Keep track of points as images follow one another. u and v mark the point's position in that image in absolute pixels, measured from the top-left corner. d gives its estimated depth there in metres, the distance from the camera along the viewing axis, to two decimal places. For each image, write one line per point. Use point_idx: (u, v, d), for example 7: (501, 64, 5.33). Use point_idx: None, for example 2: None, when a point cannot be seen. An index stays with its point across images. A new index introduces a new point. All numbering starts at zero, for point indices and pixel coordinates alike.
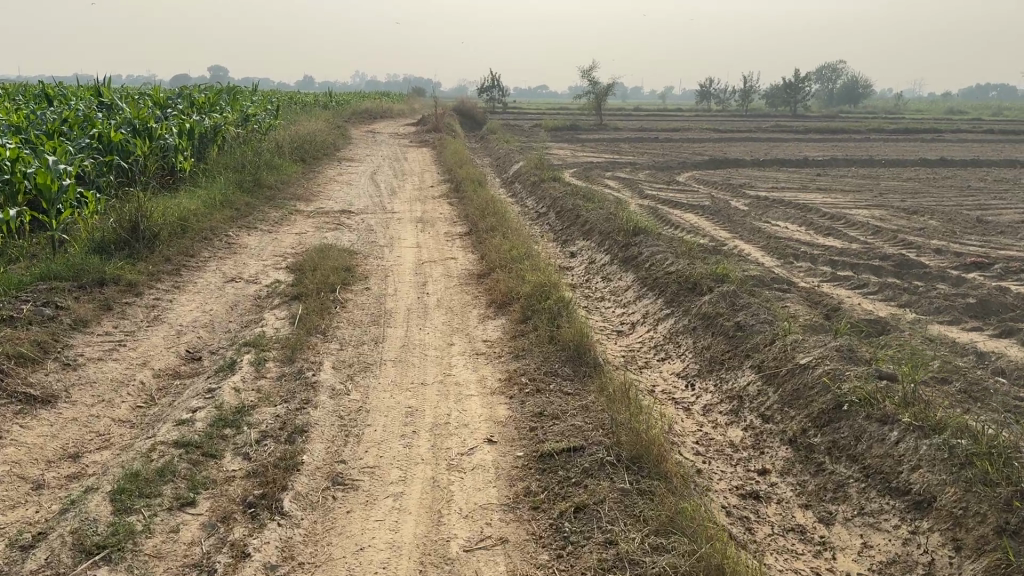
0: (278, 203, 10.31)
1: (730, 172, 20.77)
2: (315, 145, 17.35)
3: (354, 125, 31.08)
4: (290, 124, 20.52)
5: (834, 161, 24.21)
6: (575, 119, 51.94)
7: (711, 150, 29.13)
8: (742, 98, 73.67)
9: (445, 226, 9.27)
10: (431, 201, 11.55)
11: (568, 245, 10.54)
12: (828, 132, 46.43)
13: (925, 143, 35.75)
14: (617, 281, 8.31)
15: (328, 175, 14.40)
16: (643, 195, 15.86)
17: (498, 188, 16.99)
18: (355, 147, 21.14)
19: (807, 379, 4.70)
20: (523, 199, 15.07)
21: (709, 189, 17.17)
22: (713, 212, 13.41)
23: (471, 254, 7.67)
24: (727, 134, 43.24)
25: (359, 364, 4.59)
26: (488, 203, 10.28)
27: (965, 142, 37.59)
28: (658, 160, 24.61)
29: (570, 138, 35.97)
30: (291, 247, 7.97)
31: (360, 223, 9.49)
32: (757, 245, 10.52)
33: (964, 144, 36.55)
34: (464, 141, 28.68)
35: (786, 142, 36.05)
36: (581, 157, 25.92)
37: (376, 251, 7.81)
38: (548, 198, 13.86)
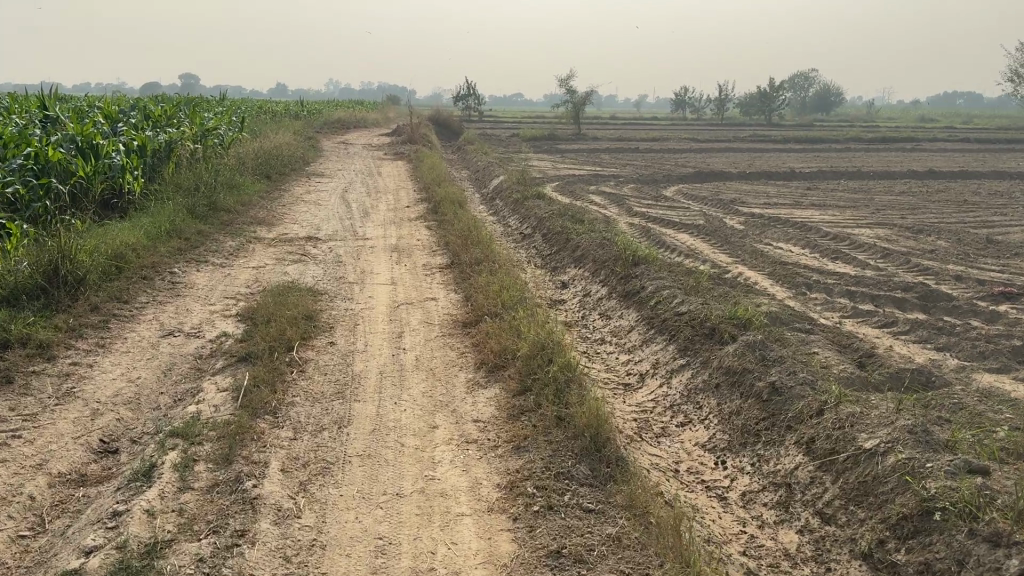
0: (236, 230, 9.28)
1: (718, 185, 20.01)
2: (281, 161, 16.28)
3: (325, 136, 29.98)
4: (257, 137, 19.45)
5: (822, 173, 23.52)
6: (553, 128, 51.13)
7: (694, 161, 28.37)
8: (719, 106, 73.51)
9: (423, 256, 8.29)
10: (406, 224, 10.57)
11: (558, 273, 9.60)
12: (807, 141, 45.99)
13: (907, 153, 35.43)
14: (617, 320, 7.39)
15: (294, 194, 13.37)
16: (633, 213, 14.97)
17: (479, 205, 16.04)
18: (326, 161, 20.08)
19: (878, 472, 3.82)
20: (505, 219, 14.13)
21: (700, 204, 16.36)
22: (709, 232, 12.56)
23: (453, 293, 6.70)
24: (707, 143, 42.60)
25: (316, 461, 3.60)
26: (469, 227, 9.31)
27: (947, 152, 37.39)
28: (642, 173, 23.77)
29: (548, 148, 35.10)
30: (246, 286, 6.96)
31: (327, 253, 8.49)
32: (763, 271, 9.66)
33: (948, 154, 36.24)
34: (440, 153, 27.74)
35: (767, 151, 35.44)
36: (563, 169, 25.03)
37: (343, 290, 6.82)
38: (532, 217, 12.92)
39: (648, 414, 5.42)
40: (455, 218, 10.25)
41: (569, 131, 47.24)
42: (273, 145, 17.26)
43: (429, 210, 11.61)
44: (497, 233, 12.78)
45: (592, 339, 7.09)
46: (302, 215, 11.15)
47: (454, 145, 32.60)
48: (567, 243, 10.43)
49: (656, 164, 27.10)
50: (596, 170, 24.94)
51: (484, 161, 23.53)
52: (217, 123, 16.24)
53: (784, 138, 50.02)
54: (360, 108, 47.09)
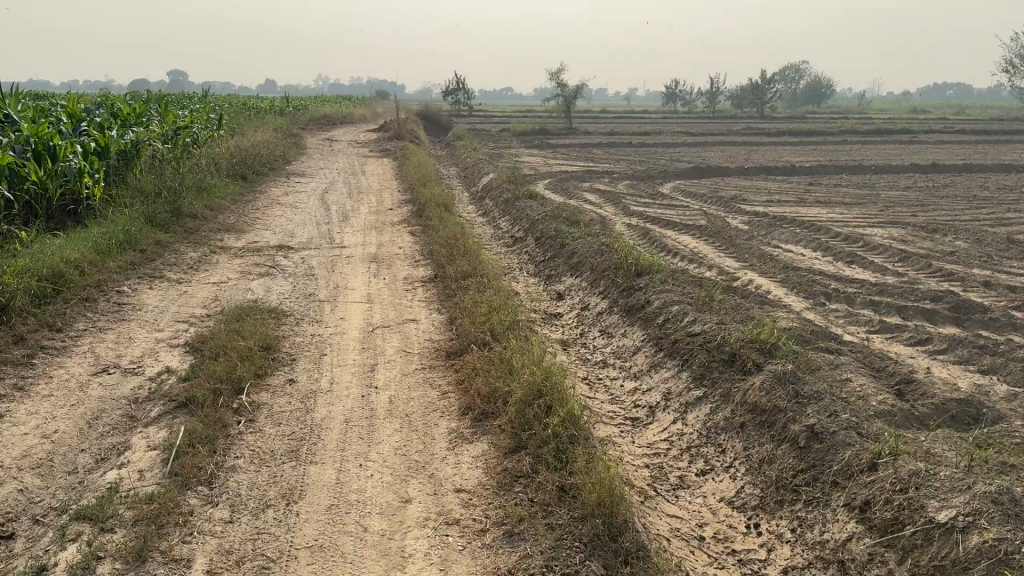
0: (201, 239, 8.49)
1: (716, 182, 19.30)
2: (259, 161, 15.45)
3: (311, 132, 29.10)
4: (235, 134, 18.60)
5: (823, 167, 22.82)
6: (544, 122, 50.31)
7: (689, 155, 27.63)
8: (711, 99, 72.85)
9: (405, 268, 7.51)
10: (388, 229, 9.78)
11: (553, 283, 8.84)
12: (802, 134, 45.32)
13: (904, 146, 34.83)
14: (620, 339, 6.64)
15: (271, 196, 12.56)
16: (630, 213, 14.21)
17: (468, 206, 15.25)
18: (308, 159, 19.23)
19: (961, 558, 3.08)
20: (495, 221, 13.35)
21: (699, 202, 15.62)
22: (712, 234, 11.82)
23: (437, 313, 5.94)
24: (701, 137, 41.89)
25: (255, 558, 2.84)
26: (456, 233, 8.53)
27: (946, 144, 36.95)
28: (637, 169, 23.01)
29: (539, 144, 34.31)
30: (203, 308, 6.17)
31: (299, 264, 7.70)
32: (775, 278, 8.92)
33: (946, 145, 35.71)
34: (428, 149, 26.92)
35: (763, 145, 34.76)
36: (555, 165, 24.25)
37: (312, 311, 6.05)
38: (524, 219, 12.15)
39: (661, 458, 4.67)
40: (441, 222, 9.47)
41: (561, 125, 46.43)
42: (252, 144, 16.42)
43: (413, 213, 10.82)
44: (487, 237, 11.99)
45: (593, 362, 6.33)
46: (277, 220, 10.35)
47: (443, 141, 31.77)
48: (562, 249, 9.66)
49: (651, 159, 26.35)
50: (589, 166, 24.18)
51: (473, 157, 22.73)
52: (191, 121, 15.40)
53: (778, 131, 49.34)
54: (347, 103, 46.11)
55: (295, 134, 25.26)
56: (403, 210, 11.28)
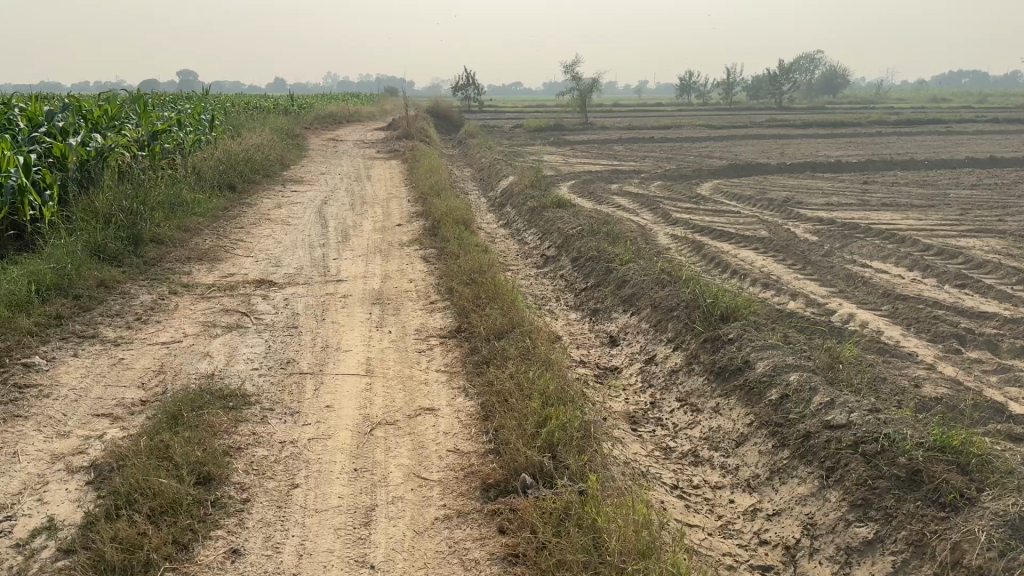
0: (161, 276, 6.77)
1: (760, 181, 17.54)
2: (251, 167, 13.75)
3: (314, 132, 27.36)
4: (230, 137, 16.94)
5: (870, 163, 20.93)
6: (558, 118, 48.47)
7: (719, 152, 25.80)
8: (727, 91, 70.97)
9: (417, 315, 5.77)
10: (396, 253, 8.03)
11: (602, 322, 7.06)
12: (829, 127, 43.28)
13: (942, 138, 33.04)
14: (710, 419, 4.87)
15: (261, 210, 10.84)
16: (673, 222, 12.40)
17: (487, 216, 13.50)
18: (308, 163, 17.48)
19: None
20: (520, 235, 11.59)
21: (747, 206, 13.85)
22: (778, 249, 10.03)
23: (463, 398, 4.18)
24: (726, 131, 40.04)
25: None
26: (481, 262, 6.77)
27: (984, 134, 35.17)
28: (667, 167, 21.19)
29: (557, 141, 32.51)
30: (139, 389, 4.44)
31: (281, 309, 5.96)
32: (879, 313, 7.16)
33: (984, 136, 33.99)
34: (440, 149, 25.25)
35: (793, 139, 32.86)
36: (577, 165, 22.43)
37: (288, 393, 4.30)
38: (556, 233, 10.38)
39: None
40: (459, 245, 7.71)
41: (577, 121, 44.54)
42: (245, 146, 14.73)
43: (426, 229, 9.06)
44: (512, 256, 10.22)
45: (679, 457, 4.56)
46: (263, 243, 8.63)
47: (454, 140, 30.01)
48: (608, 275, 7.89)
49: (679, 156, 24.51)
50: (614, 165, 22.37)
51: (489, 158, 20.94)
52: (177, 122, 13.74)
53: (803, 123, 47.26)
54: (353, 100, 44.24)
55: (297, 135, 23.52)
56: (414, 226, 9.54)
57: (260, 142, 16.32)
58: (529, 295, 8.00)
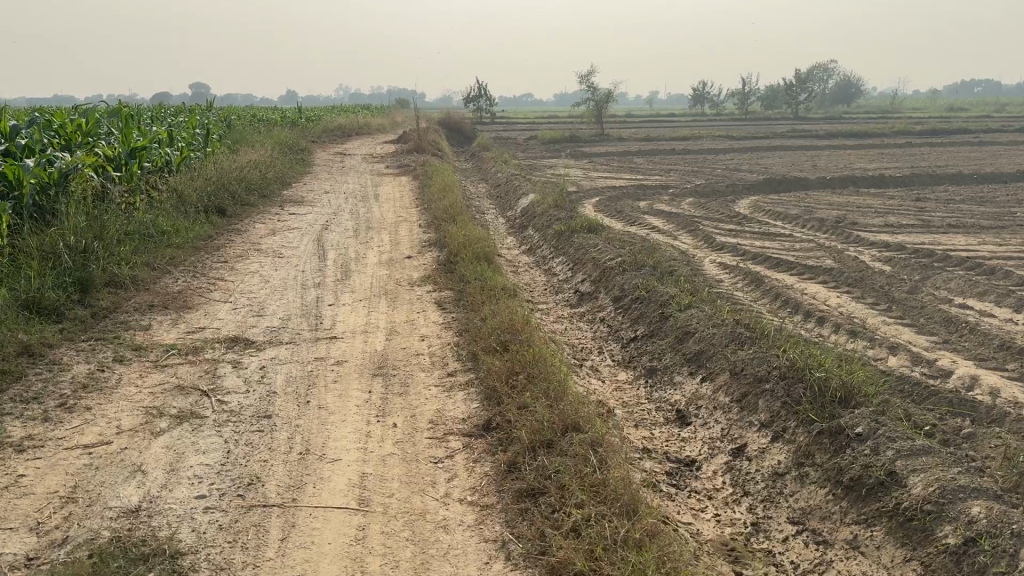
0: (109, 335, 5.38)
1: (802, 198, 16.12)
2: (246, 187, 12.45)
3: (321, 146, 26.08)
4: (226, 153, 15.66)
5: (916, 177, 19.44)
6: (574, 129, 47.18)
7: (747, 164, 24.45)
8: (743, 101, 69.71)
9: (432, 396, 4.35)
10: (405, 296, 6.63)
11: (663, 387, 5.63)
12: (854, 137, 41.72)
13: (976, 148, 31.65)
14: (847, 561, 3.45)
15: (251, 237, 9.50)
16: (718, 249, 10.96)
17: (506, 240, 12.10)
18: (311, 181, 16.14)
19: None
20: (545, 265, 10.18)
21: (797, 228, 12.43)
22: (851, 283, 8.60)
23: (504, 565, 2.78)
24: (748, 142, 38.68)
25: None
26: (513, 316, 5.36)
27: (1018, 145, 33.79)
28: (697, 183, 19.76)
29: (574, 154, 31.14)
30: (28, 533, 3.03)
31: (253, 386, 4.57)
32: (1008, 377, 5.74)
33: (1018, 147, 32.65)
34: (453, 163, 23.97)
35: (821, 151, 31.36)
36: (599, 180, 21.04)
37: (242, 547, 2.89)
38: (590, 263, 8.98)
39: None
40: (482, 289, 6.31)
41: (592, 132, 43.17)
42: (241, 163, 13.48)
43: (440, 264, 7.67)
44: (540, 292, 8.80)
45: None
46: (249, 282, 7.26)
47: (467, 153, 28.70)
48: (663, 323, 6.45)
49: (706, 171, 23.07)
50: (638, 180, 20.96)
51: (506, 174, 19.57)
52: (164, 140, 12.48)
53: (826, 133, 45.67)
54: (361, 112, 42.95)
55: (302, 150, 22.23)
56: (427, 259, 8.15)
57: (259, 158, 15.02)
58: (567, 349, 6.58)
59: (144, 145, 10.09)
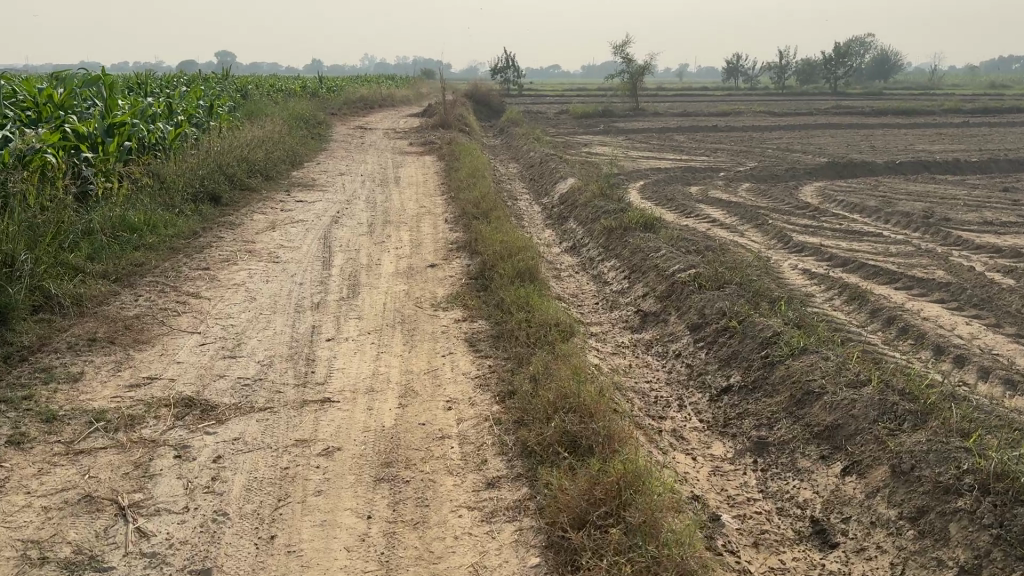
0: (16, 394, 3.89)
1: (873, 187, 14.36)
2: (247, 170, 10.97)
3: (341, 120, 24.50)
4: (232, 129, 14.19)
5: (994, 163, 17.54)
6: (606, 103, 45.19)
7: (799, 146, 22.62)
8: (779, 75, 67.12)
9: (465, 531, 2.82)
10: (428, 328, 5.10)
11: (781, 476, 4.05)
12: (905, 116, 39.27)
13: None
14: None
15: (245, 234, 7.99)
16: (797, 252, 9.29)
17: (544, 235, 10.50)
18: (326, 161, 14.60)
19: None
20: (594, 268, 8.57)
21: (881, 225, 10.75)
22: (977, 305, 6.97)
23: None
24: (791, 119, 36.62)
25: None
26: (580, 381, 3.80)
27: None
28: (750, 166, 17.95)
29: (609, 130, 29.26)
30: None
31: (198, 499, 3.06)
32: None
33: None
34: (481, 140, 22.34)
35: (876, 131, 29.19)
36: (640, 160, 19.28)
37: None
38: (652, 271, 7.37)
39: None
40: (530, 325, 4.74)
41: (626, 107, 41.13)
42: (246, 141, 12.01)
43: (470, 279, 6.10)
44: (591, 309, 7.21)
45: None
46: (230, 300, 5.74)
47: (495, 129, 26.99)
48: (769, 373, 4.85)
49: (757, 152, 21.21)
50: (683, 161, 19.16)
51: (539, 153, 17.89)
52: (157, 117, 11.04)
53: (874, 110, 43.22)
54: (384, 83, 41.19)
55: (319, 125, 20.67)
56: (455, 268, 6.58)
57: (266, 135, 13.53)
58: (638, 401, 5.01)
59: (124, 121, 8.64)
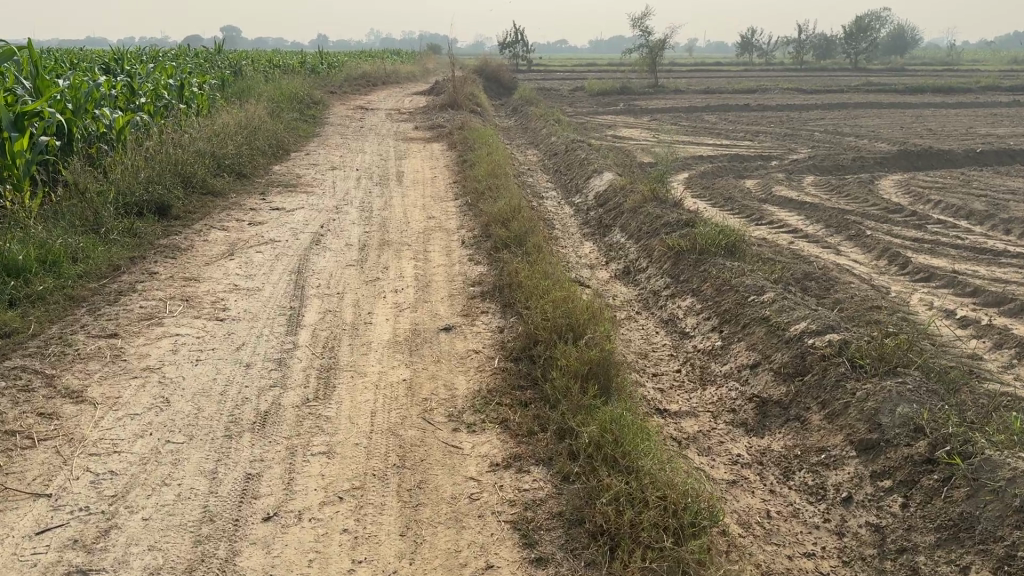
0: None
1: (964, 182, 12.14)
2: (213, 167, 8.83)
3: (339, 99, 22.20)
4: (203, 115, 11.98)
5: None
6: (623, 79, 42.66)
7: (848, 130, 20.34)
8: (798, 50, 64.37)
9: None
10: (449, 482, 2.98)
11: None
12: (945, 94, 36.61)
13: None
14: None
15: (190, 267, 5.85)
16: (922, 283, 7.11)
17: (586, 251, 8.32)
18: (317, 150, 12.37)
19: None
20: (662, 306, 6.39)
21: (1008, 240, 8.57)
22: None
23: None
24: (822, 95, 34.20)
25: None
26: None
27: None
28: (805, 155, 15.63)
29: (632, 109, 26.86)
30: None
31: None
32: None
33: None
34: (494, 122, 20.08)
35: (923, 111, 26.81)
36: (676, 146, 16.97)
37: None
38: (759, 325, 5.22)
39: None
40: (640, 511, 2.63)
41: (645, 83, 38.61)
42: (217, 128, 9.85)
43: (510, 366, 3.96)
44: (676, 382, 5.04)
45: None
46: (128, 409, 3.61)
47: (508, 109, 24.67)
48: None
49: (804, 137, 18.84)
50: (725, 147, 16.86)
51: (564, 137, 15.59)
52: (103, 99, 8.88)
53: (905, 88, 40.73)
54: (387, 58, 38.66)
55: (313, 105, 18.43)
56: (485, 336, 4.43)
57: (246, 118, 11.32)
58: None
59: (39, 109, 6.48)
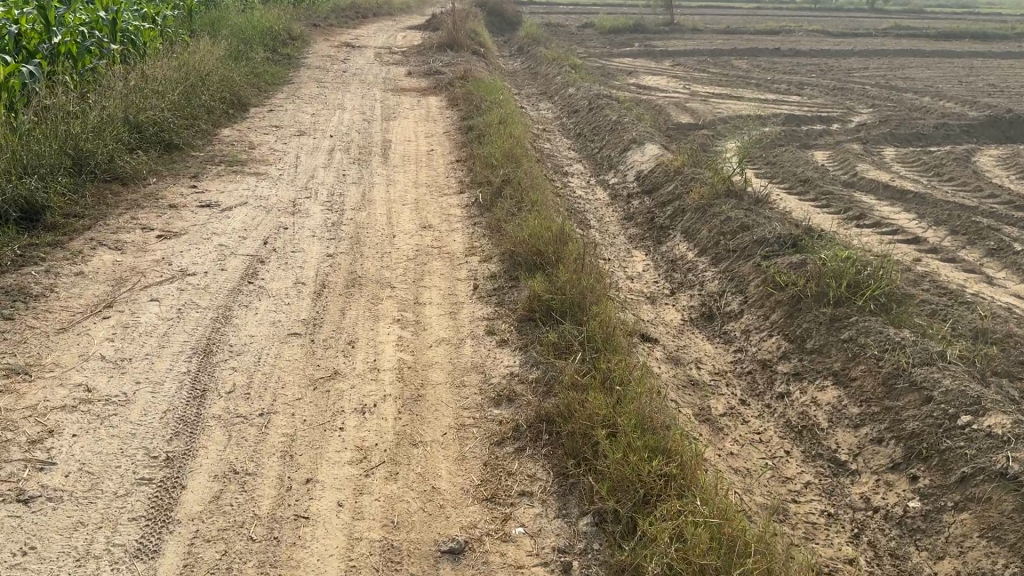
0: None
1: None
2: (127, 140, 6.41)
3: (324, 34, 19.36)
4: (136, 60, 9.43)
5: None
6: (634, 15, 39.40)
7: (904, 84, 17.77)
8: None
9: None
10: None
11: None
12: (982, 41, 33.68)
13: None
14: None
15: (29, 341, 3.52)
16: None
17: (639, 269, 6.03)
18: (284, 105, 9.85)
19: None
20: (782, 395, 4.15)
21: None
22: None
23: None
24: (854, 40, 31.31)
25: None
26: None
27: None
28: (870, 118, 13.16)
29: (650, 51, 24.02)
30: None
31: None
32: None
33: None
34: (500, 66, 17.41)
35: (973, 61, 24.16)
36: (713, 101, 14.43)
37: None
38: (998, 487, 3.04)
39: None
40: None
41: (659, 20, 35.48)
42: (145, 82, 7.36)
43: None
44: None
45: None
46: None
47: (514, 48, 21.88)
48: None
49: (856, 92, 16.28)
50: (771, 103, 14.34)
51: (585, 88, 13.03)
52: None
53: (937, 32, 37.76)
54: None
55: (289, 42, 15.69)
56: None
57: (191, 61, 8.76)
58: None
59: None
